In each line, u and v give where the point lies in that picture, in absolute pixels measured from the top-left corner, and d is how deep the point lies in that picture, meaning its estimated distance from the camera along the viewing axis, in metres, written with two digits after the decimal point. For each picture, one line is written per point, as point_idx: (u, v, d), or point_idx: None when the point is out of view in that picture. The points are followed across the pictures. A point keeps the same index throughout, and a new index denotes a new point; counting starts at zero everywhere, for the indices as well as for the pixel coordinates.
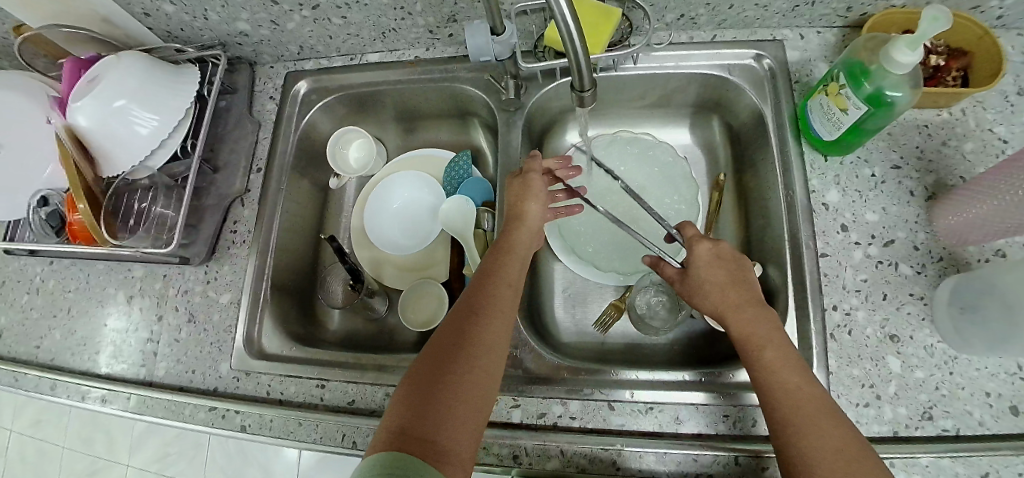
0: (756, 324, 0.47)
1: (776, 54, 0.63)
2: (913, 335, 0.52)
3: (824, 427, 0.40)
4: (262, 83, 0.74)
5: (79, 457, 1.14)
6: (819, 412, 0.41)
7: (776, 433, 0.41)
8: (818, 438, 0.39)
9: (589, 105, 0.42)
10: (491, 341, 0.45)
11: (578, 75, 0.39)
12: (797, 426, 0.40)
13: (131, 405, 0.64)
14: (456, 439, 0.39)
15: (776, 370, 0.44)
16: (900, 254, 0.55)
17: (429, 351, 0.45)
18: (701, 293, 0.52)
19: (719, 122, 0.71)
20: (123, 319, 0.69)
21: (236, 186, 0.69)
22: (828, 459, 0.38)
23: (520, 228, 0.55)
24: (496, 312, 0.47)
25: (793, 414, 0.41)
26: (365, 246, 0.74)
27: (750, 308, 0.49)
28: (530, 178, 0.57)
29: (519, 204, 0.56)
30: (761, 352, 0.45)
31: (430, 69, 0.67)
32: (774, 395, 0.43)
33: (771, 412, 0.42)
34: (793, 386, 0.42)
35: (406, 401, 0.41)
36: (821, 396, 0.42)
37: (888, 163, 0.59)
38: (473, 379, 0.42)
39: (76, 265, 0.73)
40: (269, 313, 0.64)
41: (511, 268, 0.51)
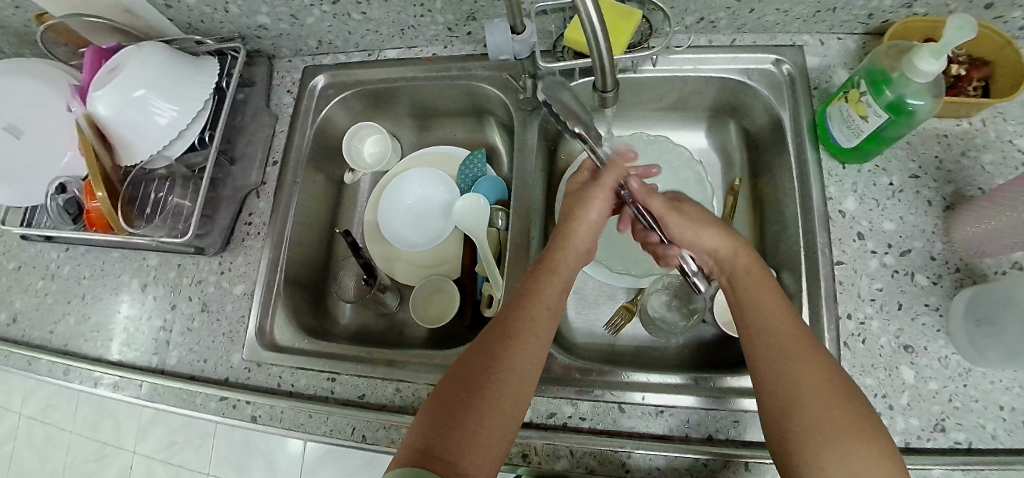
0: (746, 270, 0.49)
1: (796, 60, 0.62)
2: (927, 346, 0.52)
3: (808, 360, 0.41)
4: (280, 77, 0.74)
5: (87, 442, 1.15)
6: (805, 346, 0.42)
7: (761, 365, 0.43)
8: (801, 372, 0.40)
9: (611, 105, 0.42)
10: (519, 368, 0.44)
11: (600, 76, 0.39)
12: (784, 358, 0.42)
13: (143, 392, 0.64)
14: (477, 466, 0.39)
15: (765, 306, 0.46)
16: (917, 264, 0.55)
17: (455, 367, 0.45)
18: (703, 236, 0.53)
19: (736, 126, 0.70)
20: (137, 307, 0.69)
21: (251, 178, 0.69)
22: (810, 388, 0.40)
23: (569, 248, 0.54)
24: (529, 342, 0.46)
25: (780, 346, 0.42)
26: (377, 240, 0.74)
27: (743, 257, 0.50)
28: (591, 195, 0.56)
29: (571, 221, 0.56)
30: (753, 292, 0.47)
31: (447, 66, 0.67)
32: (761, 329, 0.44)
33: (758, 346, 0.44)
34: (783, 323, 0.44)
35: (431, 417, 0.41)
36: (802, 329, 0.44)
37: (907, 172, 0.58)
38: (497, 408, 0.42)
39: (92, 252, 0.74)
40: (281, 306, 0.65)
41: (549, 293, 0.49)
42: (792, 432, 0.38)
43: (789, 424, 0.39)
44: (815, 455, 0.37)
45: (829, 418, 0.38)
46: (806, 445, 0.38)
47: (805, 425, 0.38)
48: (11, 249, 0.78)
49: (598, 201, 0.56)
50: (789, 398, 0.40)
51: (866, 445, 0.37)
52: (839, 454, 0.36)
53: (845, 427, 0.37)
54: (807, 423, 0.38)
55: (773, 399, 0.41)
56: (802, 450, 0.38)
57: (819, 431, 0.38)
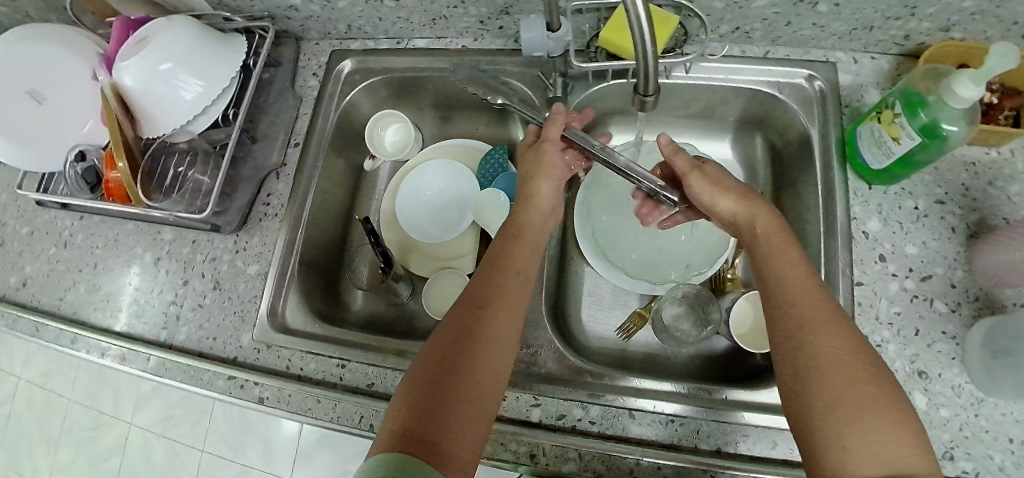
0: (772, 239, 0.47)
1: (828, 77, 0.62)
2: (941, 373, 0.52)
3: (836, 333, 0.39)
4: (306, 59, 0.74)
5: (85, 410, 1.15)
6: (833, 318, 0.40)
7: (786, 337, 0.41)
8: (829, 345, 0.38)
9: (649, 109, 0.41)
10: (498, 337, 0.44)
11: (642, 79, 0.38)
12: (809, 331, 0.40)
13: (150, 365, 0.64)
14: (462, 442, 0.38)
15: (791, 275, 0.43)
16: (937, 291, 0.55)
17: (427, 346, 0.43)
18: (720, 199, 0.51)
19: (762, 140, 0.70)
20: (149, 280, 0.69)
21: (273, 158, 0.69)
22: (838, 362, 0.38)
23: (532, 208, 0.55)
24: (503, 310, 0.45)
25: (807, 317, 0.40)
26: (392, 229, 0.74)
27: (768, 223, 0.48)
28: (543, 150, 0.56)
29: (532, 179, 0.56)
30: (779, 261, 0.45)
31: (476, 59, 0.66)
32: (787, 299, 0.42)
33: (784, 318, 0.41)
34: (810, 293, 0.42)
35: (409, 398, 0.40)
36: (823, 297, 0.41)
37: (932, 198, 0.58)
38: (475, 377, 0.41)
39: (106, 222, 0.74)
40: (295, 288, 0.65)
41: (518, 260, 0.50)
42: (817, 407, 0.37)
43: (813, 398, 0.37)
44: (840, 431, 0.35)
45: (855, 393, 0.36)
46: (830, 420, 0.36)
47: (830, 400, 0.37)
48: (25, 214, 0.78)
49: (551, 156, 0.56)
50: (815, 372, 0.38)
51: (892, 422, 0.35)
52: (866, 431, 0.35)
53: (870, 402, 0.36)
54: (832, 398, 0.37)
55: (797, 372, 0.39)
56: (826, 425, 0.36)
57: (846, 406, 0.36)
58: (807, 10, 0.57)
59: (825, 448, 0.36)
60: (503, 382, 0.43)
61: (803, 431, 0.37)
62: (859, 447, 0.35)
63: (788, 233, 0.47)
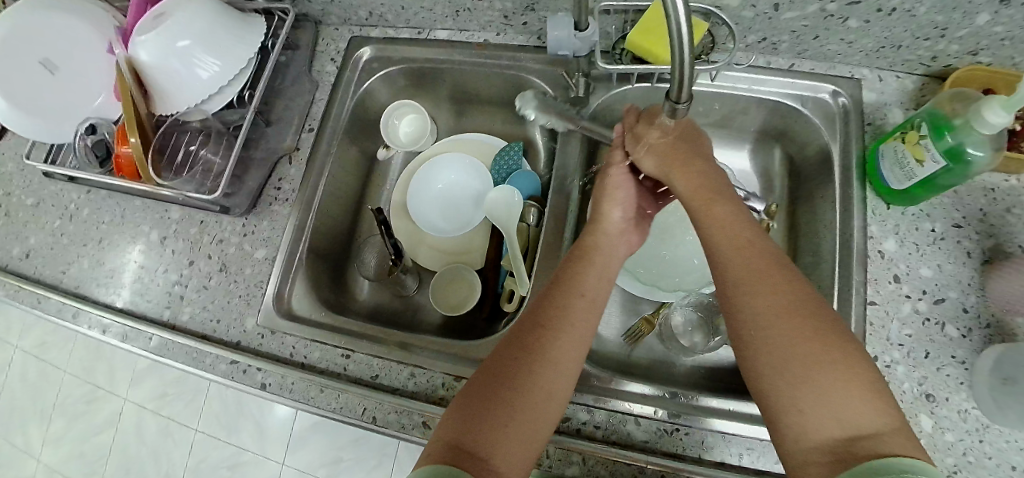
0: (704, 199, 0.48)
1: (852, 93, 0.61)
2: (949, 396, 0.52)
3: (773, 295, 0.40)
4: (325, 43, 0.73)
5: (80, 384, 1.15)
6: (770, 279, 0.41)
7: (728, 308, 0.42)
8: (766, 309, 0.40)
9: (681, 117, 0.40)
10: (557, 359, 0.43)
11: (676, 85, 0.37)
12: (744, 296, 0.41)
13: (152, 345, 0.64)
14: (509, 460, 0.38)
15: (726, 241, 0.45)
16: (949, 314, 0.54)
17: (486, 364, 0.44)
18: (648, 165, 0.53)
19: (781, 153, 0.70)
20: (154, 258, 0.68)
21: (286, 142, 0.68)
22: (775, 325, 0.39)
23: (600, 232, 0.52)
24: (564, 331, 0.44)
25: (743, 283, 0.42)
26: (402, 216, 0.74)
27: (696, 182, 0.50)
28: (609, 176, 0.55)
29: (597, 203, 0.55)
30: (715, 226, 0.46)
31: (497, 54, 0.65)
32: (725, 267, 0.44)
33: (725, 287, 0.43)
34: (749, 257, 0.43)
35: (461, 412, 0.41)
36: (759, 256, 0.43)
37: (950, 221, 0.57)
38: (531, 399, 0.41)
39: (113, 198, 0.73)
40: (302, 275, 0.64)
41: (586, 283, 0.48)
42: (765, 376, 0.38)
43: (760, 368, 0.38)
44: (793, 398, 0.36)
45: (799, 355, 0.37)
46: (781, 387, 0.37)
47: (775, 366, 0.38)
48: (31, 184, 0.77)
49: (619, 183, 0.55)
50: (758, 339, 0.39)
51: (843, 379, 0.35)
52: (815, 394, 0.35)
53: (814, 362, 0.36)
54: (777, 363, 0.38)
55: (744, 344, 0.40)
56: (777, 394, 0.37)
57: (791, 370, 0.37)
58: (836, 25, 0.56)
59: (782, 417, 0.36)
60: (559, 406, 0.42)
61: (760, 404, 0.38)
62: (809, 415, 0.35)
63: (726, 190, 0.49)
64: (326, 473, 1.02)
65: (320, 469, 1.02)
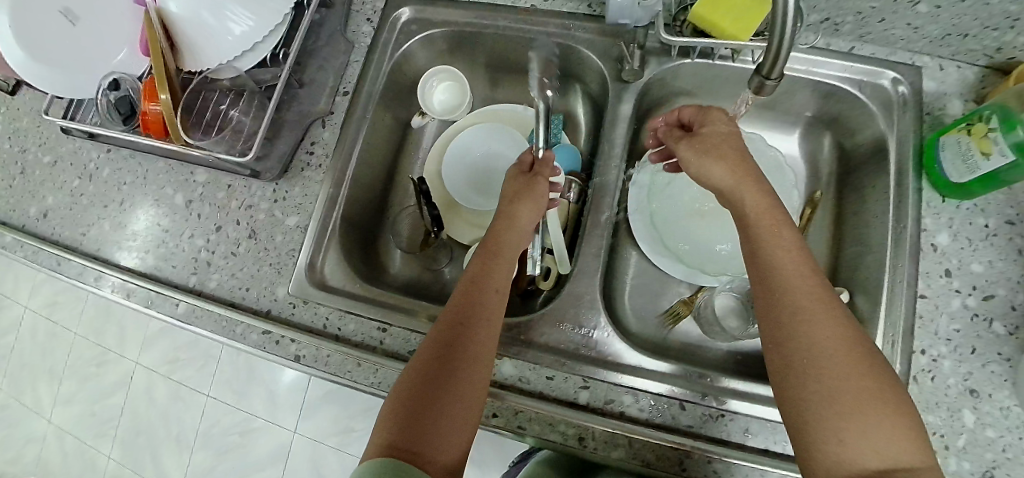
0: (767, 219, 0.43)
1: (913, 81, 0.59)
2: (992, 393, 0.51)
3: (825, 325, 0.38)
4: (360, 2, 0.69)
5: (91, 346, 1.15)
6: (823, 308, 0.39)
7: (775, 335, 0.40)
8: (814, 339, 0.38)
9: (768, 94, 0.40)
10: (477, 353, 0.44)
11: (769, 61, 0.36)
12: (799, 319, 0.39)
13: (178, 311, 0.62)
14: (447, 449, 0.40)
15: (784, 256, 0.42)
16: (996, 311, 0.53)
17: (419, 361, 0.44)
18: (711, 169, 0.46)
19: (831, 141, 0.68)
20: (179, 221, 0.66)
21: (320, 106, 0.65)
22: (832, 356, 0.37)
23: (505, 230, 0.53)
24: (481, 328, 0.46)
25: (791, 311, 0.39)
26: (439, 186, 0.71)
27: (758, 198, 0.44)
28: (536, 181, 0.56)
29: (512, 201, 0.55)
30: (773, 247, 0.42)
31: (543, 22, 0.63)
32: (786, 288, 0.40)
33: (772, 311, 0.41)
34: (810, 287, 0.40)
35: (399, 406, 0.42)
36: (817, 280, 0.40)
37: (1004, 218, 0.56)
38: (463, 391, 0.42)
39: (136, 158, 0.70)
40: (335, 246, 0.62)
41: (496, 275, 0.50)
42: (809, 403, 0.37)
43: (809, 393, 0.37)
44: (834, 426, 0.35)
45: (843, 386, 0.36)
46: (817, 417, 0.36)
47: (820, 393, 0.36)
48: (48, 141, 0.74)
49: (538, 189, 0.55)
50: (800, 361, 0.38)
51: (889, 422, 0.35)
52: (860, 424, 0.35)
53: (862, 395, 0.36)
54: (824, 392, 0.36)
55: (783, 370, 0.39)
56: (818, 418, 0.36)
57: (832, 400, 0.36)
58: (905, 8, 0.54)
59: (817, 442, 0.36)
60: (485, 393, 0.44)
61: (792, 422, 0.38)
62: (851, 443, 0.35)
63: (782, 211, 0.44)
64: (336, 442, 1.02)
65: (330, 438, 1.02)
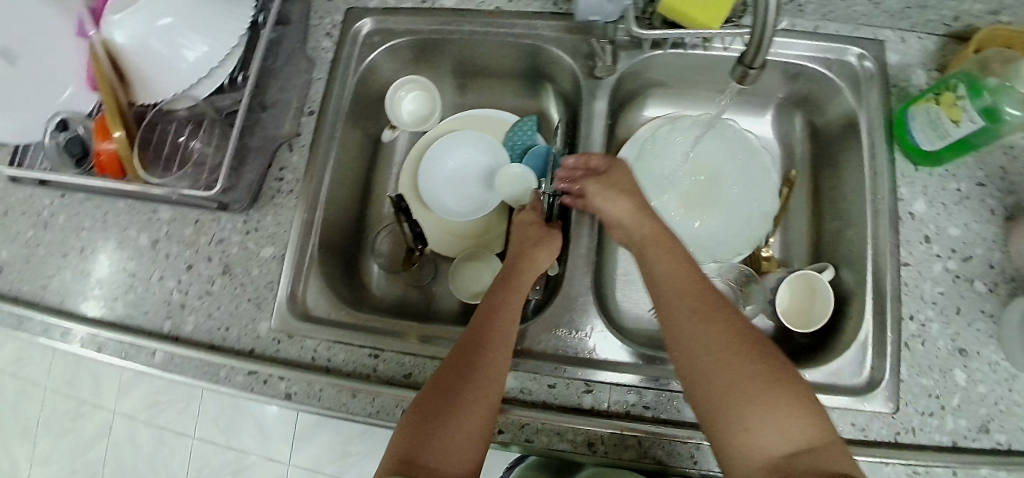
0: (663, 248, 0.50)
1: (877, 55, 0.60)
2: (980, 350, 0.53)
3: (716, 327, 0.43)
4: (318, 17, 0.67)
5: (63, 399, 1.09)
6: (711, 313, 0.44)
7: (676, 342, 0.44)
8: (711, 338, 0.42)
9: (750, 82, 0.40)
10: (496, 371, 0.43)
11: (754, 48, 0.37)
12: (694, 323, 0.44)
13: (156, 360, 0.58)
14: (458, 468, 0.39)
15: (675, 274, 0.47)
16: (976, 271, 0.55)
17: (433, 383, 0.43)
18: (616, 205, 0.53)
19: (802, 120, 0.69)
20: (146, 264, 0.63)
21: (285, 129, 0.61)
22: (725, 353, 0.41)
23: (527, 269, 0.54)
24: (496, 351, 0.44)
25: (688, 313, 0.44)
26: (422, 207, 0.70)
27: (654, 231, 0.51)
28: (554, 231, 0.57)
29: (534, 245, 0.56)
30: (665, 268, 0.48)
31: (510, 22, 0.61)
32: (678, 300, 0.46)
33: (670, 318, 0.45)
34: (697, 296, 0.45)
35: (410, 427, 0.40)
36: (702, 290, 0.46)
37: (973, 180, 0.58)
38: (477, 412, 0.41)
39: (93, 201, 0.66)
40: (315, 273, 0.60)
41: (513, 301, 0.49)
42: (714, 398, 0.40)
43: (711, 390, 0.40)
44: (743, 415, 0.39)
45: (744, 378, 0.40)
46: (726, 413, 0.39)
47: (721, 388, 0.40)
48: None
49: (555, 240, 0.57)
50: (701, 361, 0.42)
51: (786, 405, 0.39)
52: (760, 410, 0.38)
53: (758, 383, 0.39)
54: (725, 385, 0.40)
55: (690, 375, 0.42)
56: (726, 411, 0.39)
57: (736, 392, 0.39)
58: None
59: (730, 435, 0.39)
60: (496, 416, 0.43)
61: (706, 420, 0.40)
62: (756, 429, 0.38)
63: (672, 239, 0.51)
64: (334, 469, 0.99)
65: (327, 465, 0.99)
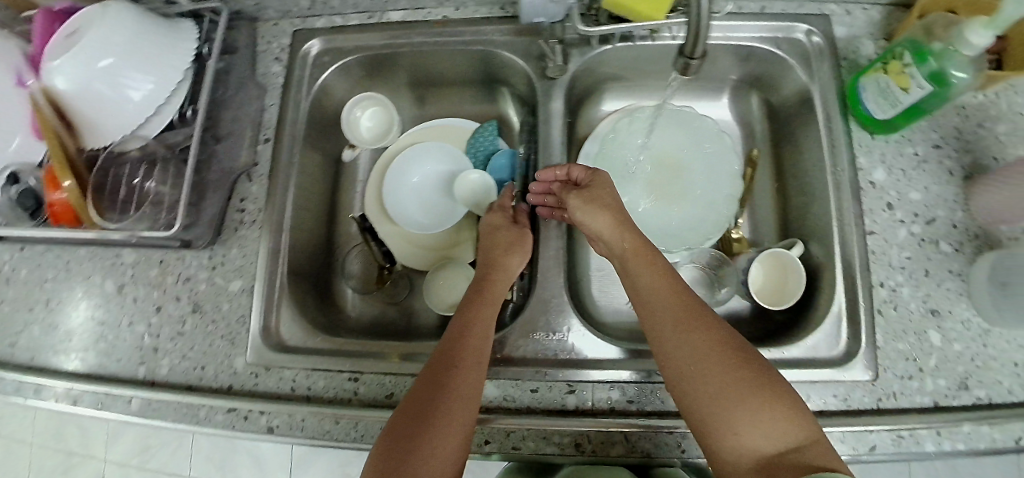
0: (643, 254, 0.49)
1: (824, 30, 0.61)
2: (952, 309, 0.53)
3: (700, 334, 0.42)
4: (266, 43, 0.66)
5: (50, 454, 1.06)
6: (695, 319, 0.43)
7: (661, 351, 0.43)
8: (697, 349, 0.41)
9: (692, 73, 0.41)
10: (469, 389, 0.43)
11: (691, 39, 0.37)
12: (678, 331, 0.42)
13: (133, 408, 0.57)
14: None
15: (655, 281, 0.46)
16: (941, 233, 0.56)
17: (406, 404, 0.43)
18: (594, 216, 0.52)
19: (758, 100, 0.70)
20: (114, 310, 0.61)
21: (242, 158, 0.61)
22: (711, 360, 0.40)
23: (498, 276, 0.54)
24: (467, 368, 0.44)
25: (671, 325, 0.43)
26: (388, 222, 0.69)
27: (632, 236, 0.50)
28: (525, 233, 0.57)
29: (507, 251, 0.55)
30: (645, 275, 0.47)
31: (459, 30, 0.61)
32: (661, 308, 0.44)
33: (654, 330, 0.44)
34: (679, 303, 0.44)
35: (384, 451, 0.40)
36: (684, 296, 0.45)
37: (929, 143, 0.59)
38: (452, 430, 0.41)
39: (54, 251, 0.65)
40: (287, 301, 0.59)
41: (483, 313, 0.49)
42: (702, 406, 0.39)
43: (699, 399, 0.40)
44: (732, 424, 0.38)
45: (729, 385, 0.39)
46: (715, 422, 0.39)
47: (708, 397, 0.39)
48: None
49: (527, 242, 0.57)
50: (687, 370, 0.41)
51: (775, 409, 0.38)
52: (750, 416, 0.38)
53: (745, 389, 0.39)
54: (713, 394, 0.39)
55: (676, 384, 0.41)
56: (716, 420, 0.39)
57: (724, 401, 0.39)
58: None
59: (721, 443, 0.38)
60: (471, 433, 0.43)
61: (696, 429, 0.40)
62: (746, 435, 0.37)
63: (650, 244, 0.50)
64: None
65: None
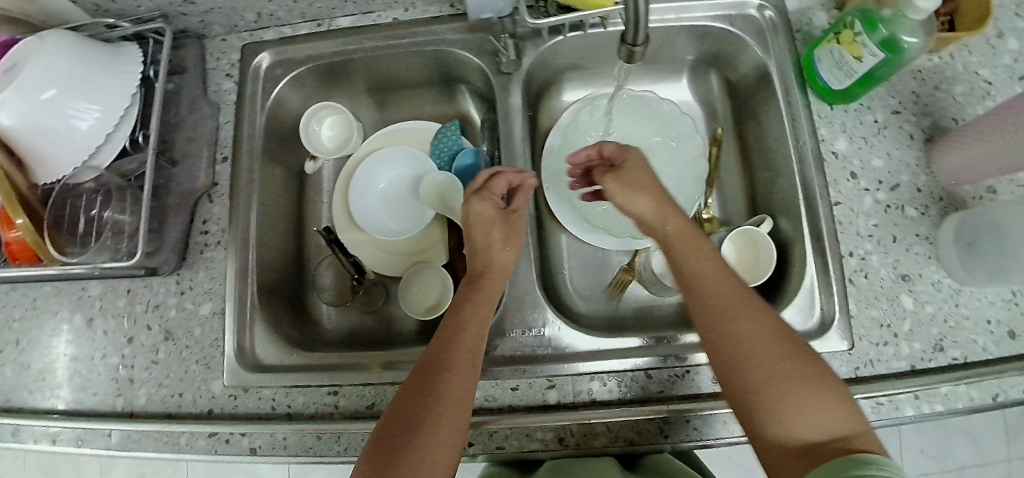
0: (686, 238, 0.46)
1: (776, 3, 0.61)
2: (922, 272, 0.54)
3: (748, 321, 0.40)
4: (215, 60, 0.65)
5: None
6: (745, 306, 0.41)
7: (709, 337, 0.42)
8: (746, 336, 0.40)
9: (638, 59, 0.41)
10: (461, 394, 0.42)
11: (632, 27, 0.37)
12: (726, 318, 0.41)
13: (112, 441, 0.56)
14: None
15: (702, 266, 0.44)
16: (906, 197, 0.56)
17: (391, 412, 0.42)
18: (632, 201, 0.49)
19: (718, 78, 0.70)
20: (85, 344, 0.60)
21: (201, 179, 0.61)
22: (761, 348, 0.39)
23: (487, 273, 0.51)
24: (459, 372, 0.43)
25: (720, 312, 0.41)
26: (357, 230, 0.68)
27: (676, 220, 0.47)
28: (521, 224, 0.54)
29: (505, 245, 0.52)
30: (691, 259, 0.45)
31: (411, 31, 0.61)
32: (709, 293, 0.42)
33: (701, 319, 0.42)
34: (728, 288, 0.42)
35: (371, 460, 0.39)
36: (733, 281, 0.43)
37: (889, 109, 0.59)
38: (442, 437, 0.40)
39: (18, 290, 0.63)
40: (261, 321, 0.58)
41: (473, 312, 0.48)
42: (749, 394, 0.38)
43: (748, 386, 0.39)
44: (776, 411, 0.37)
45: (776, 376, 0.38)
46: (761, 409, 0.38)
47: (756, 384, 0.38)
48: None
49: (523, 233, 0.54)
50: (735, 358, 0.40)
51: (824, 398, 0.37)
52: (797, 405, 0.37)
53: (795, 378, 0.38)
54: (761, 381, 0.38)
55: (724, 370, 0.40)
56: (761, 407, 0.38)
57: (771, 389, 0.38)
58: None
59: (766, 430, 0.37)
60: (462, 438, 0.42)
61: (742, 414, 0.39)
62: (791, 422, 0.36)
63: (694, 226, 0.47)
64: None
65: None
